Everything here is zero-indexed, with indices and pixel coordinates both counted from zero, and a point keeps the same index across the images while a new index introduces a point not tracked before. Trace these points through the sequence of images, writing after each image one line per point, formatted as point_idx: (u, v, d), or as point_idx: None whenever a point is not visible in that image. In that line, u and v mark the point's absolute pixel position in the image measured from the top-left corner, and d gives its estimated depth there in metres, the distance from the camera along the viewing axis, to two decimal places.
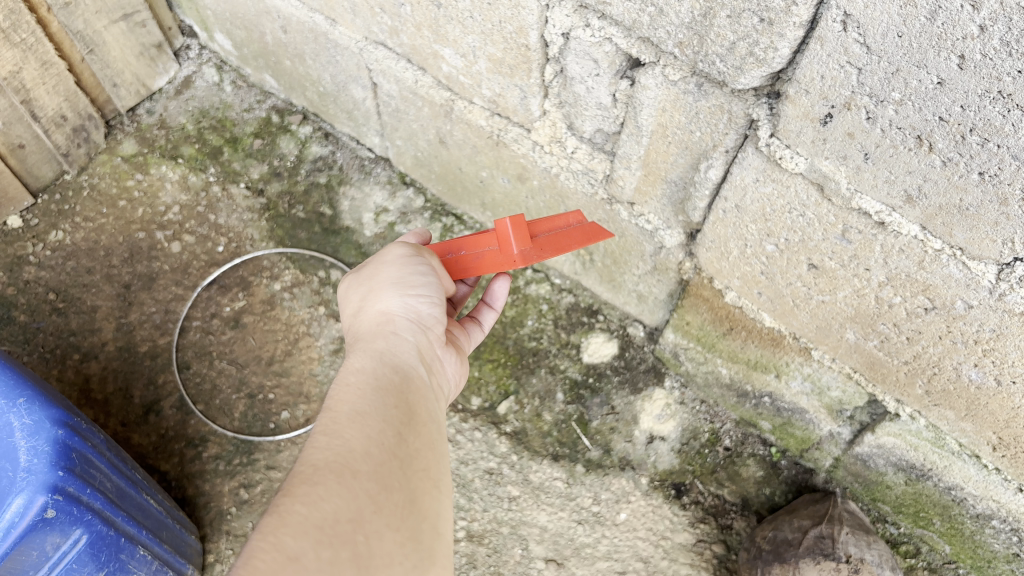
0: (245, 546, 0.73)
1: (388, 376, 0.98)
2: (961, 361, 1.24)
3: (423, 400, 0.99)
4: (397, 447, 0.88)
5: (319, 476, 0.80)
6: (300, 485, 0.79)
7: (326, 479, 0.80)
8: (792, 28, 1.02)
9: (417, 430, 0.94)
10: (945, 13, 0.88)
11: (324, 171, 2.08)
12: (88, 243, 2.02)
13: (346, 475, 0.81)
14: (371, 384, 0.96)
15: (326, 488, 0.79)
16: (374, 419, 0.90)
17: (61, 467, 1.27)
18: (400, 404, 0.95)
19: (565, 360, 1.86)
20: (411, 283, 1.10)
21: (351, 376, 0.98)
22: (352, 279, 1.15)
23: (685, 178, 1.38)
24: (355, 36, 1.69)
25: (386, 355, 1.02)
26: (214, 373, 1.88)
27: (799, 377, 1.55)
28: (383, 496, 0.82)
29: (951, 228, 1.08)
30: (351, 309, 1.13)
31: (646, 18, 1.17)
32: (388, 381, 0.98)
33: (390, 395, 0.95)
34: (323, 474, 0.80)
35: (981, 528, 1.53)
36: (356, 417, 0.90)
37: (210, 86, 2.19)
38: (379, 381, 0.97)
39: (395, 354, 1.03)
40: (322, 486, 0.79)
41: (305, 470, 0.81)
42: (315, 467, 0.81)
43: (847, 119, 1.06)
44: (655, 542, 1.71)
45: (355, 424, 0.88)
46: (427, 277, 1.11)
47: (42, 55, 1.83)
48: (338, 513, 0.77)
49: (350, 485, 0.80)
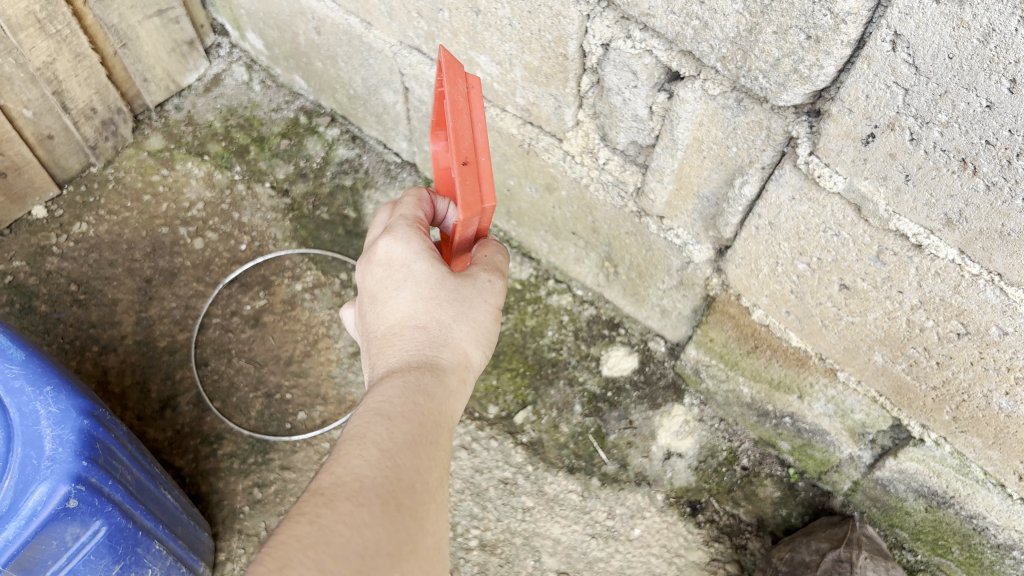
0: (283, 548, 0.75)
1: (447, 420, 0.99)
2: (991, 389, 1.23)
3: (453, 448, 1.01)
4: (438, 491, 0.90)
5: (365, 497, 0.82)
6: (346, 503, 0.81)
7: (371, 504, 0.82)
8: (840, 46, 1.01)
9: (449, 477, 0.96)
10: (998, 36, 0.88)
11: (350, 173, 2.09)
12: (112, 236, 2.02)
13: (391, 505, 0.83)
14: (433, 417, 0.96)
15: (370, 515, 0.81)
16: (426, 455, 0.91)
17: (86, 457, 1.26)
18: (446, 447, 0.97)
19: (584, 372, 1.85)
20: (488, 337, 1.12)
21: (419, 402, 0.97)
22: (453, 290, 1.09)
23: (718, 195, 1.38)
24: (390, 39, 1.70)
25: (451, 396, 1.02)
26: (232, 370, 1.87)
27: (823, 399, 1.54)
28: (420, 537, 0.84)
29: (990, 253, 1.07)
30: (433, 315, 1.07)
31: (690, 31, 1.16)
32: (445, 422, 0.99)
33: (442, 435, 0.96)
34: (369, 497, 0.82)
35: (1001, 558, 1.51)
36: (412, 446, 0.91)
37: (240, 85, 2.21)
38: (438, 416, 0.98)
39: (456, 400, 1.04)
40: (366, 510, 0.81)
41: (352, 487, 0.83)
42: (362, 486, 0.83)
43: (890, 140, 1.06)
44: (669, 559, 1.70)
45: (410, 451, 0.90)
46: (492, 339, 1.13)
47: (76, 47, 1.84)
48: (378, 546, 0.79)
49: (393, 516, 0.82)
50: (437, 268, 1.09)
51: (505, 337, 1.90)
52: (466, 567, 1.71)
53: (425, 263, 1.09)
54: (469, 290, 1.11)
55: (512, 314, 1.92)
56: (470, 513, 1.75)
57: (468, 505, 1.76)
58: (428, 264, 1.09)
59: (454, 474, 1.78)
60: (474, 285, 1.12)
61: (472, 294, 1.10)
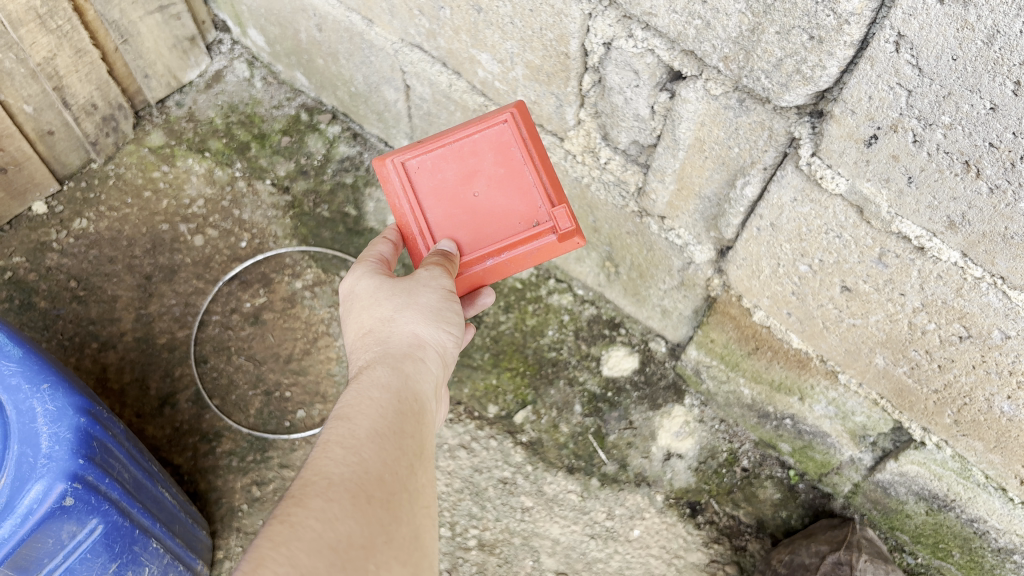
0: (253, 550, 0.76)
1: (409, 402, 1.02)
2: (993, 393, 1.23)
3: (430, 435, 1.03)
4: (409, 479, 0.91)
5: (335, 492, 0.83)
6: (316, 501, 0.82)
7: (342, 499, 0.83)
8: (843, 47, 1.01)
9: (425, 465, 0.97)
10: (1002, 38, 0.87)
11: (351, 171, 2.08)
12: (112, 232, 2.02)
13: (360, 498, 0.84)
14: (391, 404, 0.99)
15: (342, 508, 0.82)
16: (391, 444, 0.93)
17: (82, 454, 1.26)
18: (415, 434, 0.98)
19: (584, 372, 1.85)
20: (446, 316, 1.15)
21: (374, 389, 1.01)
22: (393, 287, 1.16)
23: (719, 195, 1.37)
24: (391, 37, 1.69)
25: (409, 379, 1.06)
26: (231, 368, 1.87)
27: (824, 401, 1.54)
28: (393, 527, 0.85)
29: (993, 256, 1.06)
30: (379, 317, 1.15)
31: (692, 31, 1.16)
32: (408, 407, 1.01)
33: (408, 422, 0.99)
34: (339, 492, 0.83)
35: (1002, 562, 1.50)
36: (376, 439, 0.93)
37: (241, 81, 2.20)
38: (398, 403, 1.00)
39: (417, 380, 1.07)
40: (337, 505, 0.82)
41: (322, 484, 0.84)
42: (332, 483, 0.84)
43: (892, 141, 1.05)
44: (668, 560, 1.70)
45: (374, 444, 0.92)
46: (456, 317, 1.17)
47: (77, 42, 1.84)
48: (351, 537, 0.80)
49: (363, 508, 0.83)
50: (375, 279, 1.19)
51: (506, 337, 1.89)
52: (465, 567, 1.71)
53: (366, 280, 1.19)
54: (411, 283, 1.16)
55: (513, 313, 1.91)
56: (469, 513, 1.74)
57: (467, 505, 1.75)
58: (370, 280, 1.19)
59: (453, 473, 1.77)
60: (416, 275, 1.17)
61: (412, 284, 1.16)
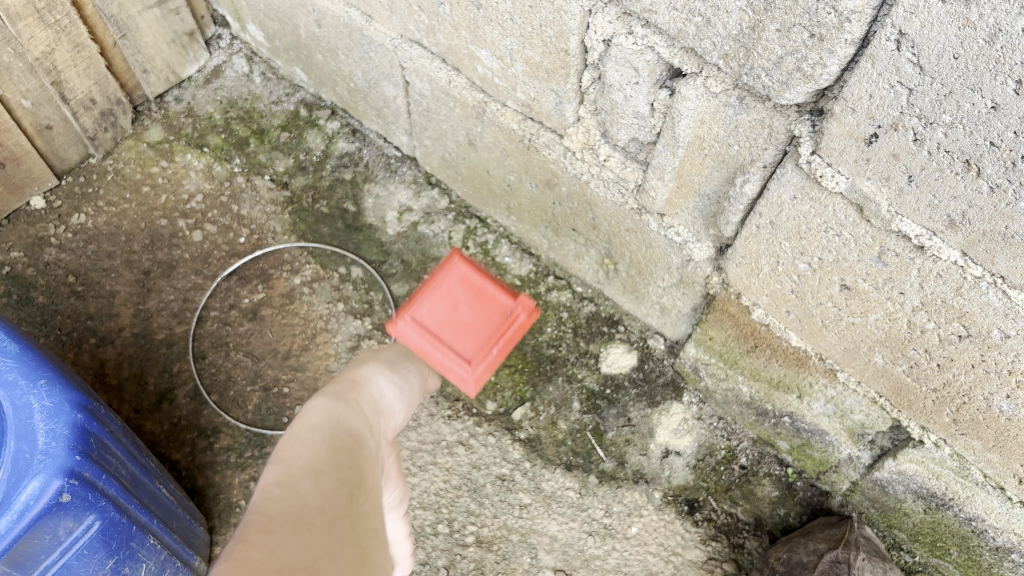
0: None
1: (344, 436, 0.79)
2: (992, 392, 1.22)
3: (374, 474, 0.79)
4: (354, 506, 0.69)
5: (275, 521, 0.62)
6: (255, 533, 0.61)
7: (284, 527, 0.62)
8: (844, 45, 1.00)
9: (373, 497, 0.74)
10: (1005, 36, 0.86)
11: (351, 167, 2.08)
12: (110, 227, 2.01)
13: (303, 524, 0.63)
14: (323, 437, 0.76)
15: (283, 537, 0.61)
16: (330, 474, 0.71)
17: (79, 451, 1.26)
18: (357, 464, 0.76)
19: (582, 369, 1.84)
20: (395, 371, 1.02)
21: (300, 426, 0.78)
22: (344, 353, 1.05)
23: (719, 192, 1.37)
24: (390, 33, 1.69)
25: (343, 415, 0.83)
26: (230, 364, 1.86)
27: (822, 399, 1.53)
28: (341, 550, 0.64)
29: (993, 255, 1.06)
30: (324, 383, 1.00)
31: (693, 28, 1.15)
32: (344, 441, 0.78)
33: (347, 452, 0.77)
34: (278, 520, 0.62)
35: (1000, 561, 1.51)
36: (314, 468, 0.71)
37: (240, 76, 2.19)
38: (331, 436, 0.77)
39: (353, 417, 0.85)
40: (278, 534, 0.61)
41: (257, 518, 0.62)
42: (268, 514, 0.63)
43: (893, 140, 1.05)
44: (666, 557, 1.70)
45: (311, 474, 0.69)
46: (411, 374, 1.05)
47: (75, 37, 1.83)
48: (296, 563, 0.59)
49: (308, 535, 0.62)
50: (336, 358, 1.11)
51: None
52: (463, 564, 1.71)
53: None
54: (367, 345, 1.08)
55: None
56: (467, 510, 1.74)
57: (466, 501, 1.75)
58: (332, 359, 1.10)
59: (453, 470, 1.77)
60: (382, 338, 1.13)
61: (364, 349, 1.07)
